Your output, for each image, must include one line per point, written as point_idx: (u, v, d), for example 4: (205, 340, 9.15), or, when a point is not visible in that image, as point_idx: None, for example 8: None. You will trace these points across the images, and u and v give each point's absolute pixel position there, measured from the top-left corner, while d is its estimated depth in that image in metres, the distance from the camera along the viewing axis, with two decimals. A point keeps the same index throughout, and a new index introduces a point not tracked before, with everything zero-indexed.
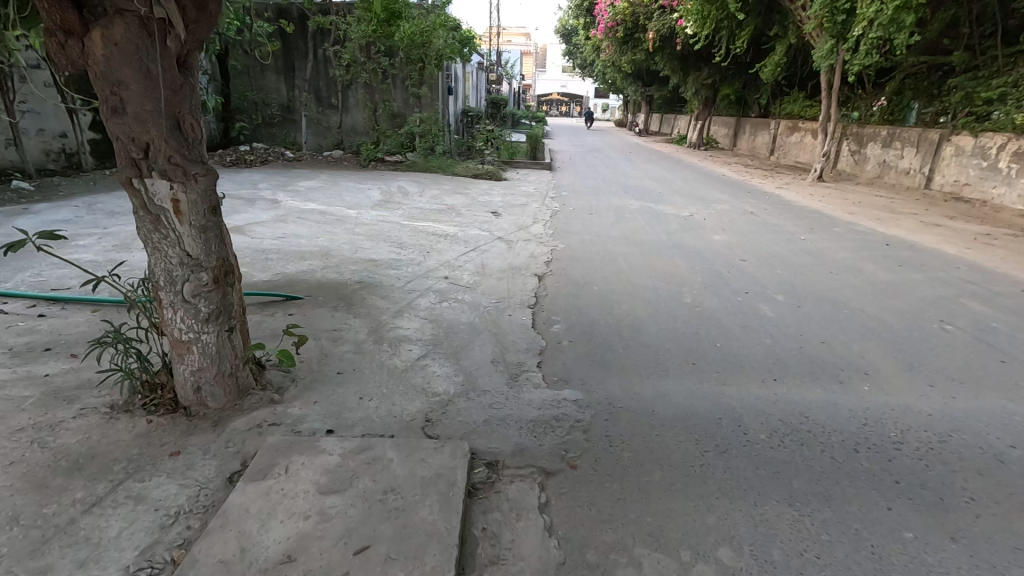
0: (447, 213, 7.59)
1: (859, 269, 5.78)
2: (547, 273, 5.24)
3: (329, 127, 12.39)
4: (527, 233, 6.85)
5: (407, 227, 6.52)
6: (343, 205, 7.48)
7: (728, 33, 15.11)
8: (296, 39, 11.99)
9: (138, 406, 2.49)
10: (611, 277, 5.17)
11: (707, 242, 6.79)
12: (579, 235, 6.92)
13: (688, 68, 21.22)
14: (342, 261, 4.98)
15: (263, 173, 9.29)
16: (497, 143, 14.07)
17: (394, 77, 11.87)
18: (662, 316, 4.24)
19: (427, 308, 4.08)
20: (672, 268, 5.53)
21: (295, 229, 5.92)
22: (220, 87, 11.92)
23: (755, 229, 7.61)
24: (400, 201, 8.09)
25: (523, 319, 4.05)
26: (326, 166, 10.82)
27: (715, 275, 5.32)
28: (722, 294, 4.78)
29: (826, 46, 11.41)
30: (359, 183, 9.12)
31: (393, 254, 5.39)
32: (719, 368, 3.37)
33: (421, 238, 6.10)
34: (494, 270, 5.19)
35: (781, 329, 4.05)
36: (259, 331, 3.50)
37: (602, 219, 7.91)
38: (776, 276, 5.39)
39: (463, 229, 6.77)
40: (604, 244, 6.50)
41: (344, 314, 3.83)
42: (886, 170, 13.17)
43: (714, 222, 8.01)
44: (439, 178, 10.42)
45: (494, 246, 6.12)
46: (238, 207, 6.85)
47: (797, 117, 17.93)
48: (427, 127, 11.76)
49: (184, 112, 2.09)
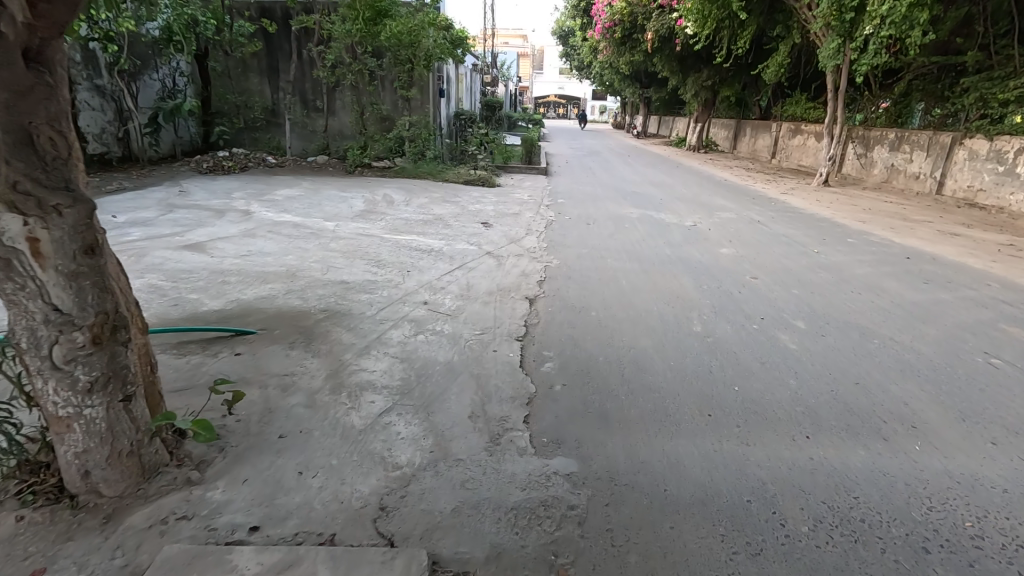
0: (433, 224, 7.06)
1: (883, 288, 5.26)
2: (540, 295, 4.71)
3: (315, 131, 11.86)
4: (519, 247, 6.33)
5: (388, 242, 5.99)
6: (320, 215, 6.95)
7: (729, 33, 14.62)
8: (280, 40, 11.48)
9: (12, 495, 1.96)
10: (611, 300, 4.65)
11: (714, 256, 6.27)
12: (575, 247, 6.41)
13: (687, 69, 20.72)
14: (308, 283, 4.45)
15: (240, 181, 8.77)
16: (491, 147, 13.56)
17: (382, 79, 11.36)
18: (670, 349, 3.70)
19: (400, 343, 3.54)
20: (677, 288, 5.01)
21: (263, 246, 5.39)
22: (200, 90, 11.36)
23: (764, 240, 7.11)
24: (383, 210, 7.57)
25: (510, 355, 3.51)
26: (309, 172, 10.29)
27: (727, 297, 4.79)
28: (736, 321, 4.25)
29: (832, 46, 10.88)
30: (342, 191, 8.60)
31: (368, 274, 4.86)
32: (739, 421, 2.84)
33: (402, 254, 5.58)
34: (480, 292, 4.66)
35: (806, 367, 3.52)
36: (196, 376, 2.97)
37: (601, 230, 7.40)
38: (792, 298, 4.87)
39: (449, 242, 6.24)
40: (602, 258, 5.99)
41: (300, 354, 3.29)
42: (895, 174, 12.77)
43: (720, 233, 7.50)
44: (428, 185, 9.91)
45: (482, 262, 5.59)
46: (206, 219, 6.31)
47: (800, 119, 17.48)
48: (416, 131, 11.27)
49: (38, 123, 1.61)
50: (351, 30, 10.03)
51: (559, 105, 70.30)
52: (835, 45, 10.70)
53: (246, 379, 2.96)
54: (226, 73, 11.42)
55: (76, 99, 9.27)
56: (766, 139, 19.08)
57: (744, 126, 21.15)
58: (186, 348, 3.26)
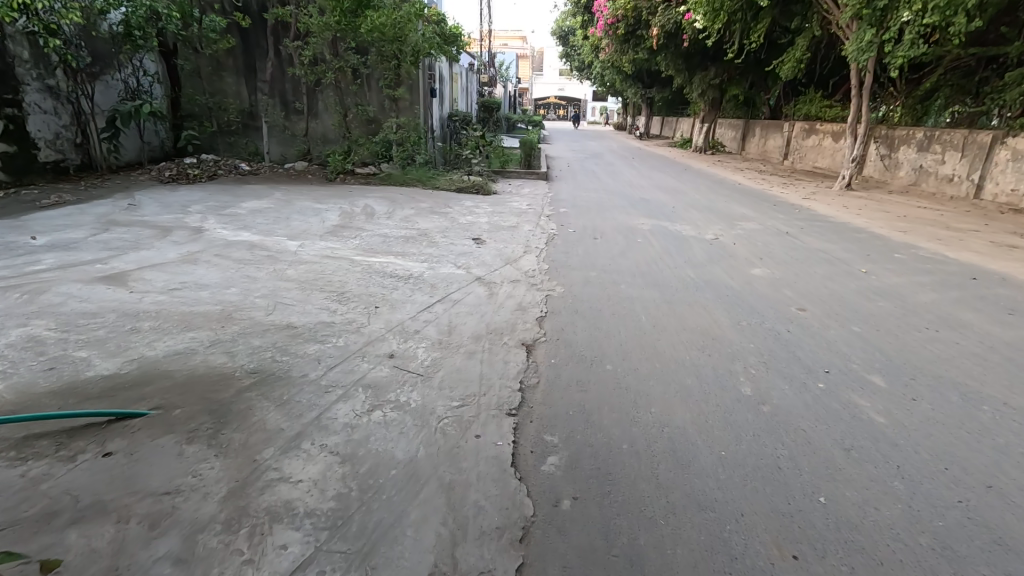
0: (416, 241, 6.10)
1: (961, 322, 4.30)
2: (540, 340, 3.74)
3: (295, 135, 10.94)
4: (516, 269, 5.35)
5: (358, 266, 5.02)
6: (284, 232, 5.98)
7: (742, 27, 13.68)
8: (256, 36, 10.61)
9: None
10: (630, 344, 3.70)
11: (746, 278, 5.29)
12: (581, 269, 5.44)
13: (694, 66, 19.75)
14: (243, 329, 3.48)
15: (203, 192, 7.81)
16: (487, 150, 12.64)
17: (367, 77, 10.44)
18: (717, 427, 2.74)
19: (347, 427, 2.57)
20: (711, 326, 4.03)
21: (204, 275, 4.43)
22: (169, 90, 10.40)
23: (799, 257, 6.13)
24: (360, 225, 6.60)
25: (498, 443, 2.54)
26: (285, 180, 9.34)
27: (775, 340, 3.81)
28: (794, 377, 3.28)
29: (864, 37, 9.91)
30: (318, 202, 7.65)
31: (325, 312, 3.89)
32: (844, 571, 1.90)
33: (373, 283, 4.61)
34: (464, 336, 3.68)
35: (911, 456, 2.54)
36: (27, 500, 2.00)
37: (609, 245, 6.45)
38: (856, 338, 3.89)
39: (433, 264, 5.28)
40: (614, 283, 5.03)
41: (198, 452, 2.32)
42: (923, 176, 11.80)
43: (747, 248, 6.52)
44: (416, 194, 8.95)
45: (469, 291, 4.61)
46: (145, 239, 5.35)
47: (815, 118, 16.54)
48: (404, 134, 10.37)
49: None
50: (329, 23, 9.11)
51: (559, 107, 69.50)
52: (868, 36, 9.75)
53: (100, 506, 1.99)
54: (198, 72, 10.45)
55: (24, 101, 8.32)
56: (778, 139, 18.16)
57: (754, 126, 20.18)
58: (36, 446, 2.29)
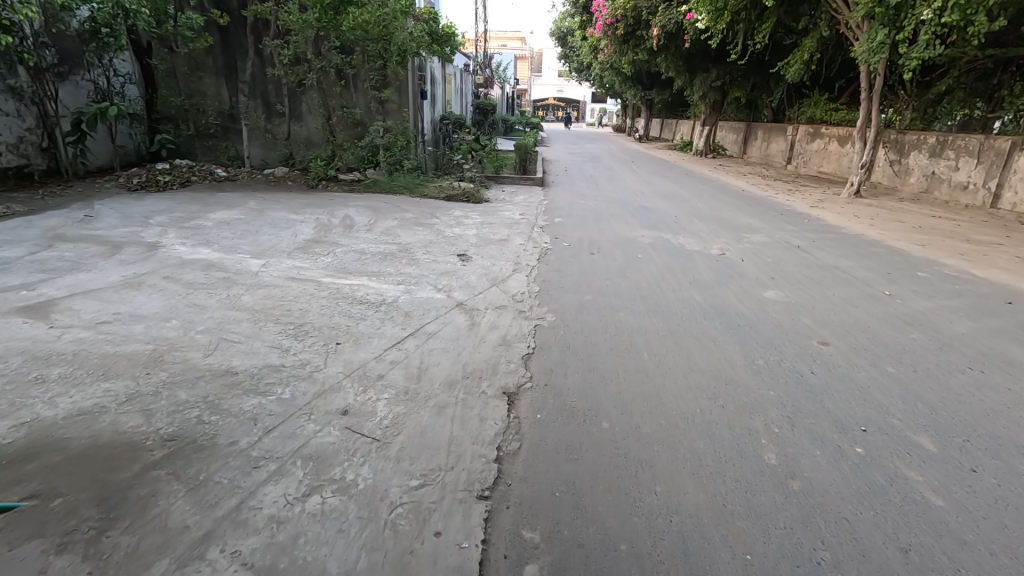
0: (394, 257, 5.55)
1: (1008, 358, 3.77)
2: (525, 386, 3.20)
3: (277, 138, 10.41)
4: (502, 292, 4.81)
5: (324, 291, 4.47)
6: (249, 249, 5.43)
7: (746, 27, 13.19)
8: (235, 34, 10.09)
9: None
10: (629, 391, 3.16)
11: (758, 303, 4.77)
12: (576, 291, 4.91)
13: (695, 68, 19.27)
14: (171, 377, 2.93)
15: (170, 201, 7.27)
16: (480, 155, 12.13)
17: (352, 78, 9.92)
18: (738, 515, 2.21)
19: (271, 524, 2.02)
20: (723, 366, 3.50)
21: (144, 303, 3.89)
22: (144, 91, 9.84)
23: (814, 276, 5.62)
24: (334, 240, 6.05)
25: (463, 546, 2.00)
26: (263, 187, 8.80)
27: (797, 387, 3.27)
28: (826, 438, 2.75)
29: (877, 37, 9.38)
30: (294, 213, 7.12)
31: (275, 352, 3.35)
32: None
33: (338, 312, 4.06)
34: (435, 383, 3.14)
35: (985, 560, 2.02)
36: None
37: (607, 262, 5.93)
38: (892, 383, 3.35)
39: (409, 287, 4.73)
40: (611, 309, 4.50)
41: (66, 569, 1.78)
42: (936, 184, 11.32)
43: (756, 265, 5.99)
44: (401, 202, 8.42)
45: (448, 321, 4.07)
46: (90, 258, 4.81)
47: (819, 121, 16.06)
48: (391, 138, 9.86)
49: None
50: (310, 19, 8.59)
51: (558, 108, 69.00)
52: (880, 36, 9.25)
53: None
54: (175, 72, 9.90)
55: None
56: (782, 143, 17.68)
57: (755, 129, 19.70)
58: None
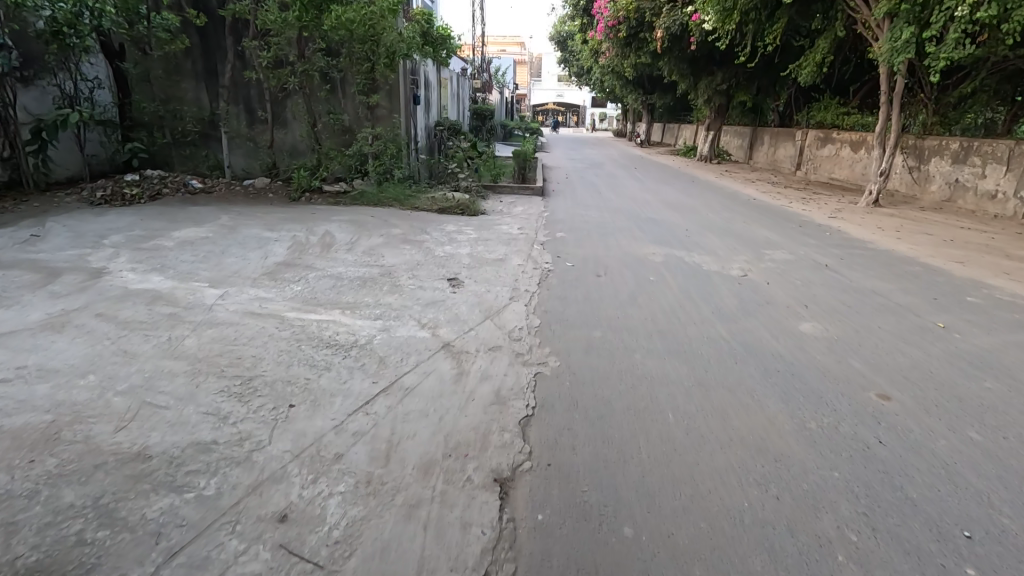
0: (374, 284, 4.88)
1: None
2: (523, 467, 2.53)
3: (259, 146, 9.78)
4: (497, 327, 4.14)
5: (287, 330, 3.79)
6: (208, 275, 4.76)
7: (756, 28, 12.59)
8: (215, 36, 9.49)
9: None
10: (655, 476, 2.49)
11: (795, 340, 4.09)
12: (582, 326, 4.23)
13: (699, 71, 18.69)
14: (60, 466, 2.26)
15: (133, 217, 6.62)
16: (477, 163, 11.50)
17: (338, 82, 9.30)
18: None
19: None
20: (769, 435, 2.82)
21: (59, 351, 3.21)
22: (116, 96, 9.16)
23: (853, 304, 4.94)
24: (308, 262, 5.39)
25: None
26: (241, 200, 8.15)
27: (866, 466, 2.60)
28: (925, 555, 2.07)
29: (901, 35, 8.69)
30: (269, 230, 6.46)
31: (210, 420, 2.67)
32: None
33: (298, 359, 3.38)
34: (408, 466, 2.46)
35: None
36: None
37: (615, 286, 5.26)
38: (984, 458, 2.68)
39: (387, 323, 4.06)
40: (624, 350, 3.82)
41: None
42: (960, 192, 10.67)
43: (784, 290, 5.31)
44: (390, 216, 7.76)
45: (430, 370, 3.39)
46: (18, 289, 4.16)
47: (830, 126, 15.45)
48: (381, 146, 9.23)
49: None
50: (290, 19, 8.03)
51: (559, 113, 68.71)
52: (905, 34, 8.57)
53: None
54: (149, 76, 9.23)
55: None
56: (790, 148, 17.04)
57: (762, 134, 19.06)
58: None
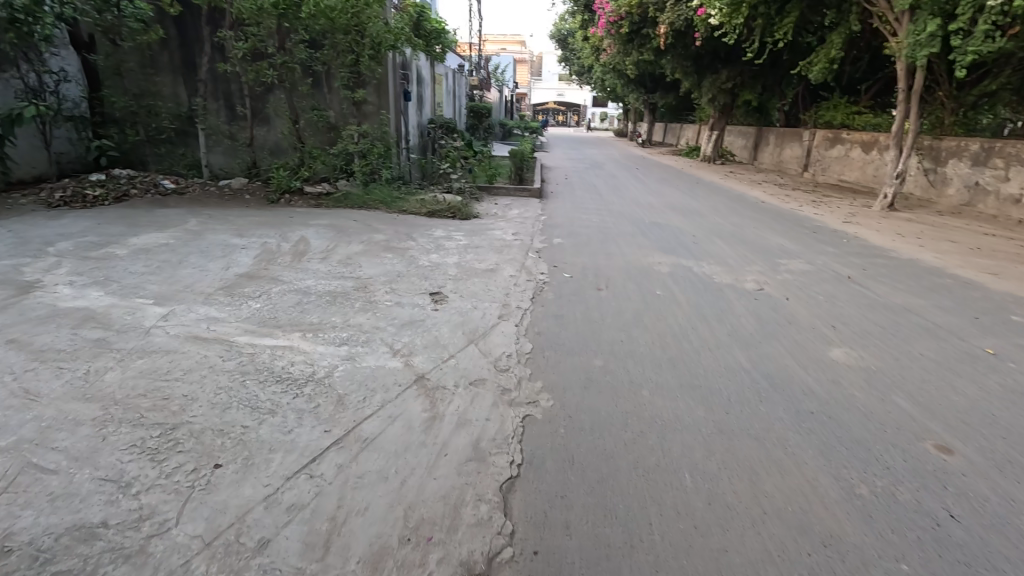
0: (345, 300, 4.30)
1: None
2: (501, 558, 1.97)
3: (238, 144, 9.21)
4: (482, 355, 3.57)
5: (232, 360, 3.22)
6: (156, 290, 4.20)
7: (765, 22, 12.04)
8: (192, 27, 8.93)
9: None
10: (672, 571, 1.93)
11: (827, 371, 3.53)
12: (581, 353, 3.66)
13: (703, 69, 18.13)
14: None
15: (90, 221, 6.05)
16: (471, 163, 10.93)
17: (322, 77, 8.75)
18: None
19: None
20: (813, 507, 2.26)
21: None
22: (85, 91, 8.58)
23: (885, 325, 4.39)
24: (275, 273, 4.82)
25: None
26: (214, 202, 7.59)
27: (943, 555, 2.04)
28: None
29: (926, 28, 8.12)
30: (239, 237, 5.90)
31: (104, 491, 2.10)
32: None
33: (238, 399, 2.81)
34: (348, 561, 1.90)
35: None
36: None
37: (617, 303, 4.68)
38: None
39: (354, 350, 3.49)
40: (630, 385, 3.25)
41: None
42: (980, 195, 10.12)
43: (807, 308, 4.75)
44: (374, 220, 7.19)
45: (396, 413, 2.82)
46: None
47: (839, 126, 14.91)
48: (368, 144, 8.66)
49: None
50: (265, 6, 7.47)
51: (559, 112, 68.03)
52: (931, 26, 8.00)
53: None
54: (121, 69, 8.65)
55: None
56: (796, 149, 16.48)
57: (768, 134, 18.46)
58: None
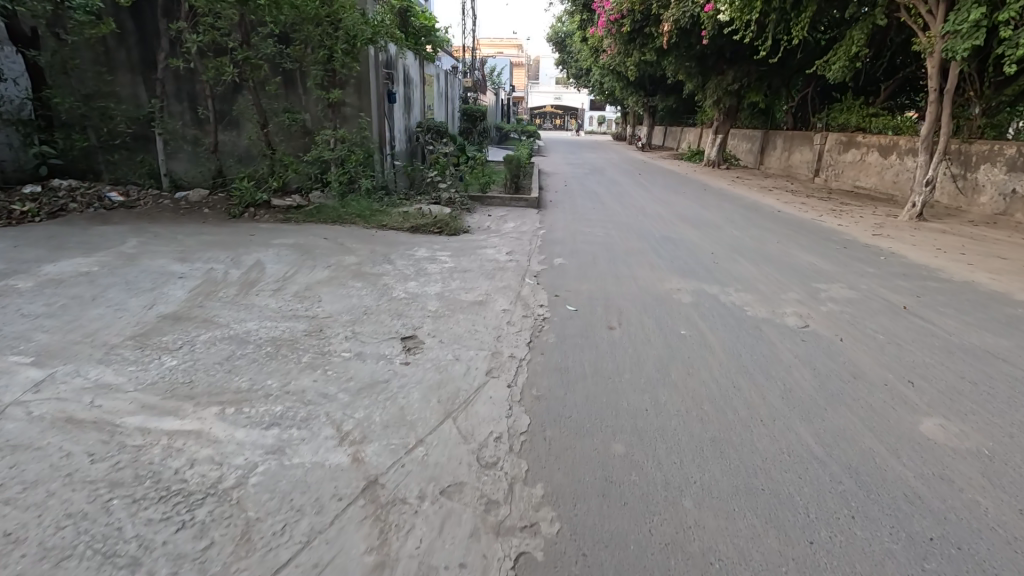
0: (290, 353, 3.36)
1: None
2: None
3: (201, 150, 8.27)
4: (460, 438, 2.63)
5: (106, 460, 2.27)
6: (46, 341, 3.27)
7: (780, 17, 11.18)
8: (148, 20, 8.00)
9: None
10: None
11: (928, 460, 2.60)
12: (594, 433, 2.72)
13: (708, 70, 17.34)
14: None
15: (7, 243, 5.14)
16: (463, 170, 10.04)
17: (295, 76, 7.87)
18: None
19: None
20: None
21: None
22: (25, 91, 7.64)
23: (975, 380, 3.46)
24: (210, 313, 3.88)
25: None
26: (167, 217, 6.67)
27: None
28: None
29: (969, 16, 7.23)
30: (181, 262, 4.97)
31: None
32: None
33: (85, 542, 1.87)
34: None
35: None
36: None
37: (635, 350, 3.73)
38: None
39: (285, 436, 2.55)
40: (668, 492, 2.31)
41: None
42: (1016, 204, 9.26)
43: (870, 354, 3.83)
44: (347, 238, 6.26)
45: (323, 561, 1.87)
46: None
47: (853, 129, 14.06)
48: (344, 150, 7.74)
49: None
50: None
51: (557, 115, 67.43)
52: (974, 15, 7.12)
53: None
54: (68, 66, 7.71)
55: None
56: (806, 153, 15.62)
57: (775, 137, 17.62)
58: None
